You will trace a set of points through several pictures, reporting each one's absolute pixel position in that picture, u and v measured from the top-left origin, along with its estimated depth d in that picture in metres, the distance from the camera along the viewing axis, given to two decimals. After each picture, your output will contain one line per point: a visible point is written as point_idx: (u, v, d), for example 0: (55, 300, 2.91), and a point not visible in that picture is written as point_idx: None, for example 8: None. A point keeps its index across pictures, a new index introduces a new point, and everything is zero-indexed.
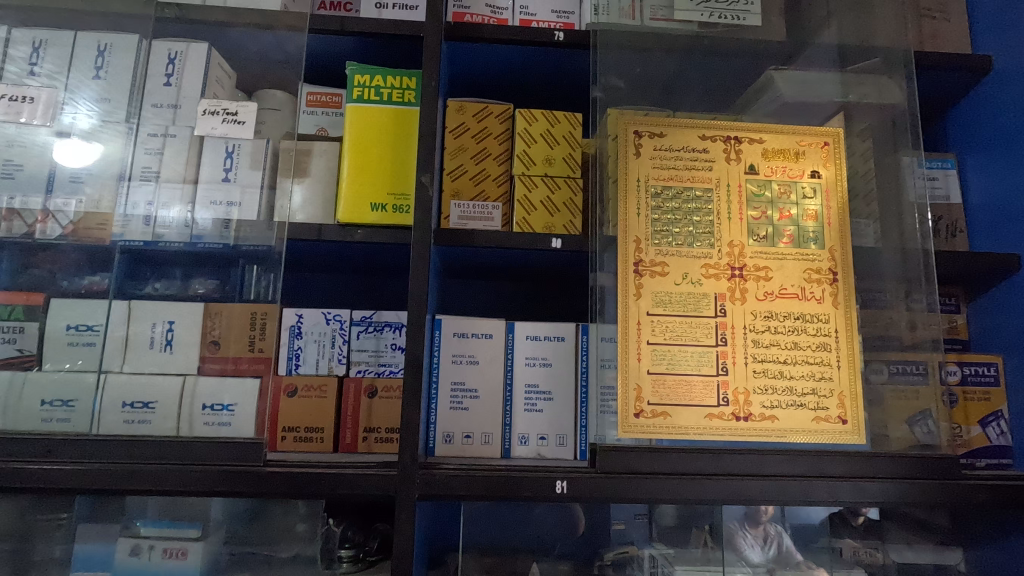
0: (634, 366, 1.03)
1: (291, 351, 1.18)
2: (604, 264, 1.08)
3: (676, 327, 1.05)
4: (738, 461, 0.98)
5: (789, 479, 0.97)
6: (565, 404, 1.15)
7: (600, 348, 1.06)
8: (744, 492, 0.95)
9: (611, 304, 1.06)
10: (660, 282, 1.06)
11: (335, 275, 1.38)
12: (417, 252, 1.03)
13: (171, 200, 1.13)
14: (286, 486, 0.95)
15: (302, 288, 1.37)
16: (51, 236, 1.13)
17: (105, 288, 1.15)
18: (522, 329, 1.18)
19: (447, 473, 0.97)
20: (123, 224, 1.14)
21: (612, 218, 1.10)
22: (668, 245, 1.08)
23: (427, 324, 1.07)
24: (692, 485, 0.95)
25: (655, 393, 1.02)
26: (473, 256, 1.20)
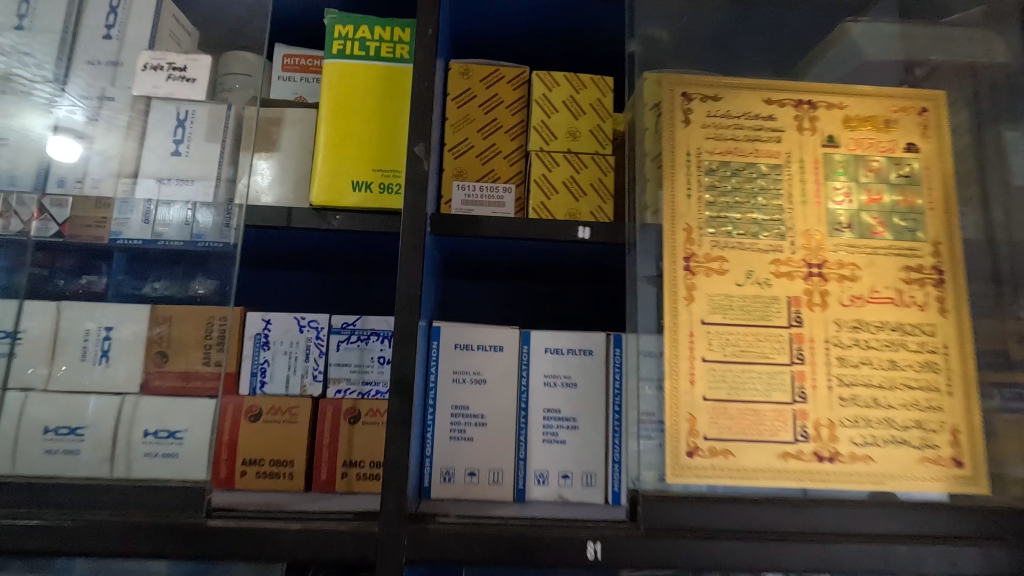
0: (686, 390, 0.80)
1: (255, 366, 0.95)
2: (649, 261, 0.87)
3: (738, 340, 0.82)
4: (823, 516, 0.76)
5: (892, 543, 0.74)
6: (593, 434, 0.93)
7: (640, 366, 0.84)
8: (834, 560, 0.73)
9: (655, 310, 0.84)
10: (717, 282, 0.83)
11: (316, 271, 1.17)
12: (408, 242, 0.81)
13: (176, 195, 0.90)
14: (233, 547, 0.71)
15: (276, 289, 1.16)
16: (49, 235, 0.89)
17: (102, 290, 0.98)
18: (539, 340, 0.95)
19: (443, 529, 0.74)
20: (122, 220, 0.89)
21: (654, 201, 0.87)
22: (727, 236, 0.85)
23: (421, 334, 0.85)
24: (765, 550, 0.73)
25: (714, 425, 0.80)
26: (480, 249, 0.98)
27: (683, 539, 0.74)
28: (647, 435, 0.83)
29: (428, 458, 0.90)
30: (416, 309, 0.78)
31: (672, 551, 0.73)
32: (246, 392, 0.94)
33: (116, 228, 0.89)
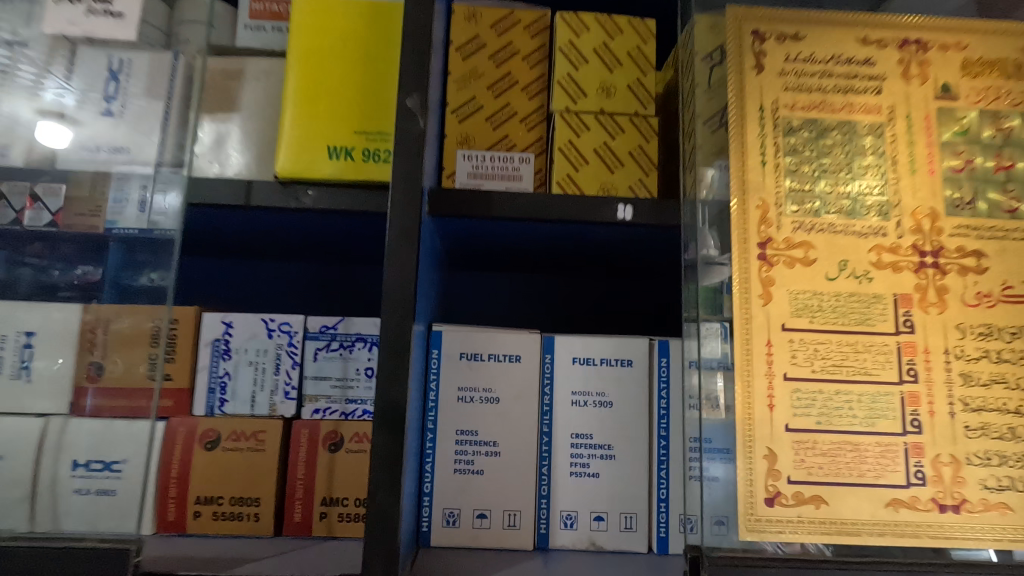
0: (763, 418, 0.61)
1: (213, 380, 0.76)
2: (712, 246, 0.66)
3: (832, 352, 0.62)
4: None
5: None
6: (633, 466, 0.74)
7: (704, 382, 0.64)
8: None
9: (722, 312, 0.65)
10: (801, 275, 0.64)
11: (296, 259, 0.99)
12: (396, 224, 0.62)
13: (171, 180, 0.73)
14: None
15: (250, 280, 0.99)
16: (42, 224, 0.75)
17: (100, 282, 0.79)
18: (565, 348, 0.77)
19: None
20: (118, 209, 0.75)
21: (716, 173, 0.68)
22: (813, 216, 0.65)
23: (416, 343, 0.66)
24: None
25: (801, 464, 0.61)
26: (491, 234, 0.79)
27: None
28: (709, 473, 0.65)
29: (426, 495, 0.72)
30: (409, 312, 0.59)
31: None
32: (202, 413, 0.76)
33: (114, 218, 0.75)
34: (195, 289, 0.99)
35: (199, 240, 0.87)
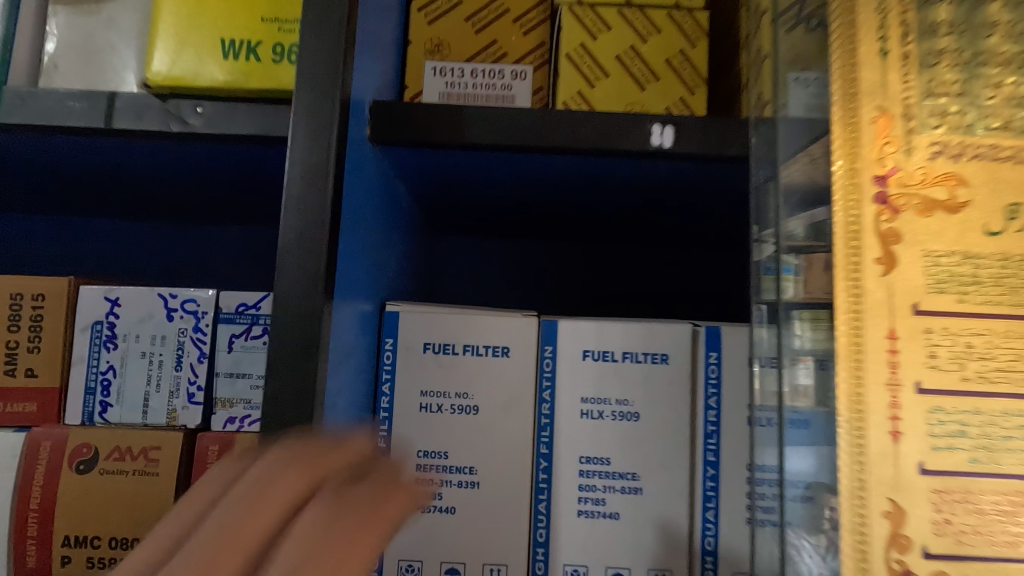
0: (882, 453, 0.39)
1: (92, 379, 0.56)
2: (788, 202, 0.46)
3: (994, 348, 0.39)
4: None
5: None
6: (667, 505, 0.53)
7: (791, 375, 0.44)
8: None
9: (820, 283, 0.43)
10: (944, 228, 0.41)
11: (241, 214, 0.79)
12: (300, 141, 0.38)
13: None
14: None
15: (210, 251, 0.88)
16: None
17: None
18: (572, 338, 0.54)
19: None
20: None
21: (793, 90, 0.46)
22: (962, 134, 0.41)
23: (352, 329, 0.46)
24: None
25: (942, 530, 0.38)
26: (471, 177, 0.57)
27: None
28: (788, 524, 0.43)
29: None
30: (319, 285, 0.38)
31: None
32: (78, 421, 0.56)
33: None
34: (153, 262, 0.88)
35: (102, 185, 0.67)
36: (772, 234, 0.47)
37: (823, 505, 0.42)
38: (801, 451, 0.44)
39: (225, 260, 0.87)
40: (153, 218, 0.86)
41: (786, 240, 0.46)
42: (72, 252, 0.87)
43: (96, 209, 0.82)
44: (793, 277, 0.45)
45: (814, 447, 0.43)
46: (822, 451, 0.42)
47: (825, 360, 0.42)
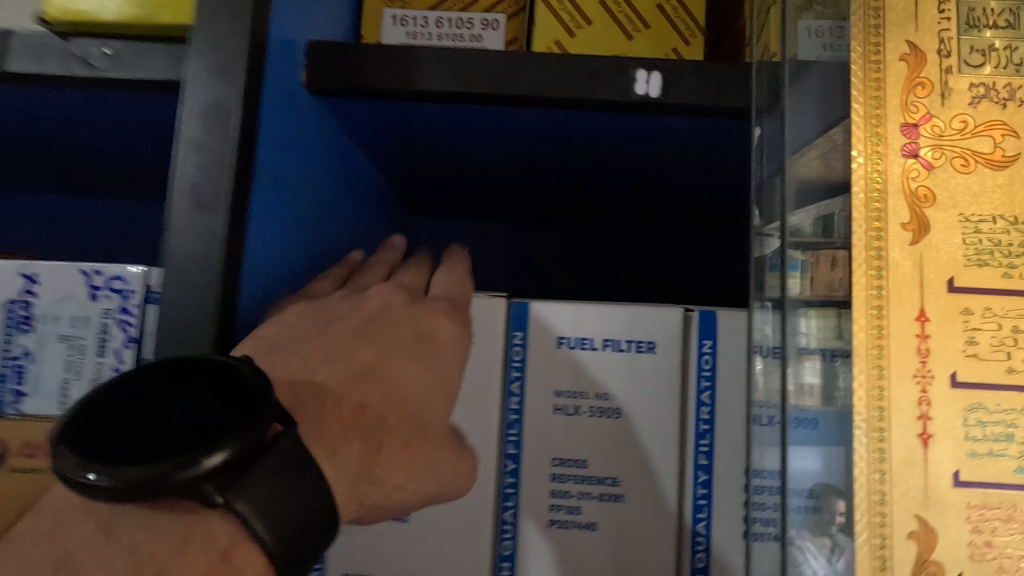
0: (906, 460, 0.32)
1: (4, 364, 0.50)
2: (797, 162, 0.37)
3: None
4: None
5: None
6: (652, 516, 0.46)
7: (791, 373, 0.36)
8: None
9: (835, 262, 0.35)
10: (987, 186, 0.33)
11: None
12: (201, 75, 0.32)
13: None
14: None
15: None
16: None
17: None
18: (546, 322, 0.47)
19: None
20: None
21: (801, 41, 0.37)
22: (1012, 74, 0.34)
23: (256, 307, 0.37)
24: None
25: (980, 556, 0.31)
26: (434, 137, 0.50)
27: None
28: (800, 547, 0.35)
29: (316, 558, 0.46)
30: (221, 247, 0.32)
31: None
32: None
33: None
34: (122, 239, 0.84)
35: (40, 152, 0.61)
36: (778, 228, 0.37)
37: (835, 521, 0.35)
38: (809, 457, 0.35)
39: None
40: (117, 191, 0.81)
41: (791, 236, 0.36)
42: (34, 228, 0.83)
43: (51, 180, 0.77)
44: (799, 275, 0.36)
45: (825, 453, 0.35)
46: (836, 458, 0.34)
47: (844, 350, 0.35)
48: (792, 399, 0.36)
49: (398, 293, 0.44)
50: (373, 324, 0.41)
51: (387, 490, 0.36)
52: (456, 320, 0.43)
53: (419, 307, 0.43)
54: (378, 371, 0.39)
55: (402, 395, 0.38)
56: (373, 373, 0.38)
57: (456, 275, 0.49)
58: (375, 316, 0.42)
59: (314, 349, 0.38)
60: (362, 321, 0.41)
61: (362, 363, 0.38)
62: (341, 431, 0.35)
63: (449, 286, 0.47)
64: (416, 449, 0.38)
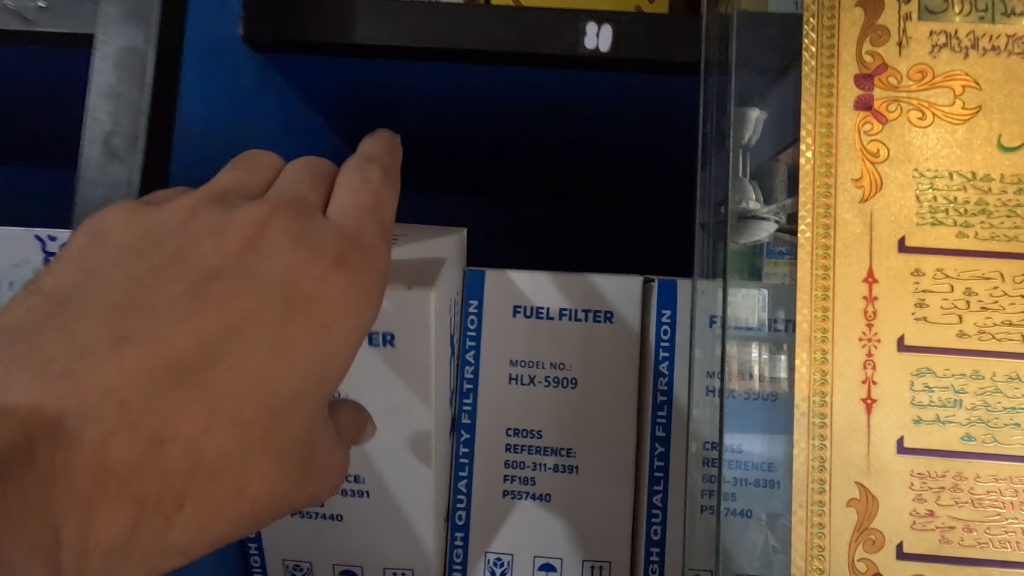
0: (849, 428, 0.31)
1: None
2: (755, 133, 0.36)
3: (1000, 298, 0.31)
4: None
5: None
6: (608, 488, 0.45)
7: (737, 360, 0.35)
8: None
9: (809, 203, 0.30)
10: (943, 140, 0.32)
11: None
12: (113, 19, 0.30)
13: None
14: None
15: None
16: None
17: None
18: (502, 291, 0.46)
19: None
20: None
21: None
22: (975, 23, 0.32)
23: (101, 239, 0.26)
24: None
25: (922, 524, 0.30)
26: (389, 98, 0.48)
27: None
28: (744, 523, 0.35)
29: (253, 541, 0.47)
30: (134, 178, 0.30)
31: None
32: None
33: None
34: None
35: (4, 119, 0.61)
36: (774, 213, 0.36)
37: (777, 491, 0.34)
38: (755, 442, 0.35)
39: None
40: None
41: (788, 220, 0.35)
42: None
43: None
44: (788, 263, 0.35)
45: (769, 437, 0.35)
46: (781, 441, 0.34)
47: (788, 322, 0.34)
48: (733, 378, 0.35)
49: (267, 221, 0.27)
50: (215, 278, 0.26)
51: (205, 541, 0.26)
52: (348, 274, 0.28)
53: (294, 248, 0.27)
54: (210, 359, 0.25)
55: (242, 412, 0.25)
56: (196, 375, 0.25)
57: (368, 182, 0.30)
58: (214, 269, 0.26)
59: (140, 341, 0.24)
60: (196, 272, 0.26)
61: (194, 359, 0.25)
62: (114, 493, 0.23)
63: (354, 213, 0.29)
64: (246, 477, 0.26)
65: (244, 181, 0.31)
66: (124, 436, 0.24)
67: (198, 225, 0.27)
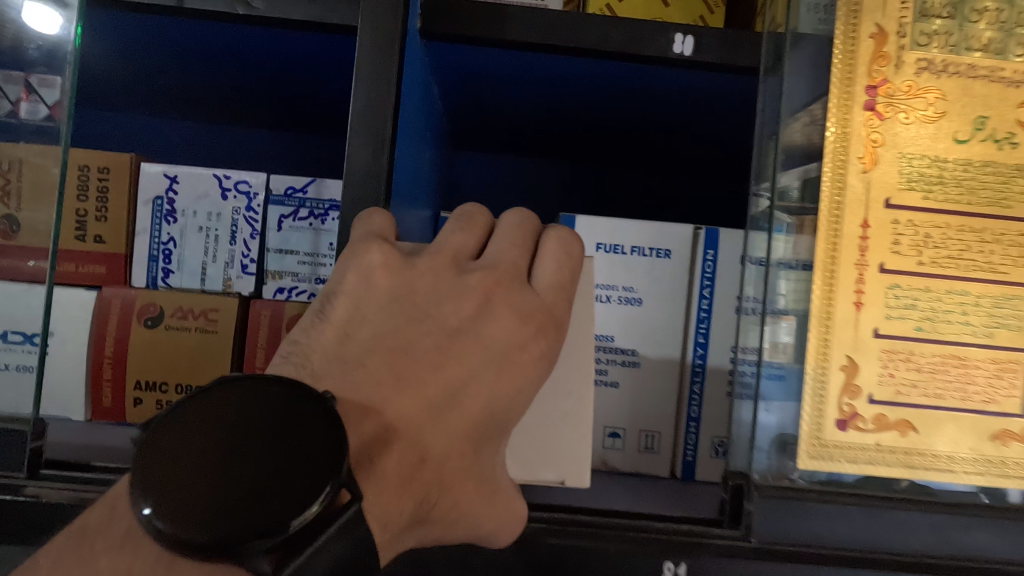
0: (846, 319, 0.47)
1: (155, 246, 0.62)
2: (788, 121, 0.50)
3: (948, 239, 0.47)
4: None
5: None
6: (663, 381, 0.61)
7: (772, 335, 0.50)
8: None
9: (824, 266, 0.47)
10: (920, 132, 0.47)
11: (280, 110, 0.87)
12: (380, 70, 0.46)
13: None
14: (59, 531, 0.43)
15: (244, 149, 1.00)
16: None
17: None
18: (588, 232, 0.61)
19: (427, 542, 0.45)
20: None
21: (805, 15, 0.50)
22: (947, 53, 0.47)
23: (402, 305, 0.45)
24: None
25: (887, 381, 0.46)
26: (503, 77, 0.62)
27: (821, 561, 0.46)
28: (757, 431, 0.49)
29: None
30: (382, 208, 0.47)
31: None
32: (142, 283, 0.63)
33: None
34: (199, 156, 0.99)
35: (160, 74, 0.73)
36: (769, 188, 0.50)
37: (792, 381, 0.48)
38: (772, 414, 0.49)
39: (264, 160, 1.00)
40: (199, 113, 0.94)
41: (780, 200, 0.50)
42: (125, 141, 0.97)
43: (146, 103, 0.91)
44: (785, 236, 0.50)
45: (783, 413, 0.49)
46: (790, 414, 0.48)
47: (803, 261, 0.49)
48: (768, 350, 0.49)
49: (495, 296, 0.45)
50: (465, 337, 0.45)
51: None
52: (545, 340, 0.45)
53: (513, 322, 0.45)
54: (455, 397, 0.43)
55: (468, 402, 0.44)
56: (450, 404, 0.43)
57: (567, 261, 0.47)
58: (463, 333, 0.45)
59: (434, 382, 0.43)
60: (450, 328, 0.45)
61: (435, 397, 0.43)
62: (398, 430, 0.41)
63: (553, 290, 0.46)
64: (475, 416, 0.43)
65: (463, 236, 0.49)
66: (398, 406, 0.42)
67: (454, 295, 0.45)
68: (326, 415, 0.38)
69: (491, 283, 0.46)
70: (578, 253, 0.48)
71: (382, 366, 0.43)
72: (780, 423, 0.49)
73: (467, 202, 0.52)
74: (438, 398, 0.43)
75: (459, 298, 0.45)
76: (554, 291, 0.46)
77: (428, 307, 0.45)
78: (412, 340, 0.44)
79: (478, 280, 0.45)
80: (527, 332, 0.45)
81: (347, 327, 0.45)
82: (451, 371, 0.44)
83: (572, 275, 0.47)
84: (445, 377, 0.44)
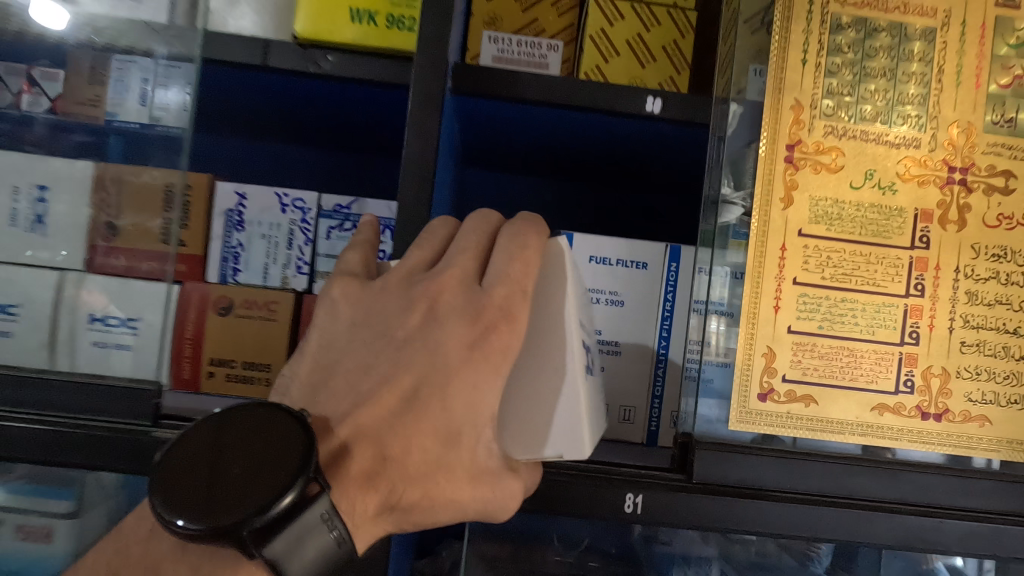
0: (768, 319, 0.63)
1: (227, 250, 0.77)
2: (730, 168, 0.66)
3: (842, 261, 0.63)
4: (910, 480, 0.63)
5: (984, 520, 0.62)
6: (636, 366, 0.77)
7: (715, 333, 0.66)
8: (918, 531, 0.61)
9: (751, 279, 0.63)
10: (825, 181, 0.63)
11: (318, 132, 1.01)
12: (425, 125, 0.61)
13: None
14: None
15: (280, 163, 1.13)
16: None
17: None
18: (581, 246, 0.77)
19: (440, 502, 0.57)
20: None
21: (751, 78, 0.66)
22: (848, 122, 0.64)
23: (375, 317, 0.57)
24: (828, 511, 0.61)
25: (796, 364, 0.63)
26: (512, 121, 0.77)
27: (743, 496, 0.61)
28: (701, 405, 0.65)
29: None
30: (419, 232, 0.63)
31: (716, 513, 0.61)
32: (215, 279, 0.77)
33: None
34: (241, 167, 1.12)
35: (226, 104, 0.87)
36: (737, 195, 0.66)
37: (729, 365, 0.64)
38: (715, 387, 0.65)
39: (297, 172, 1.14)
40: (244, 130, 1.08)
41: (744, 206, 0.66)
42: None
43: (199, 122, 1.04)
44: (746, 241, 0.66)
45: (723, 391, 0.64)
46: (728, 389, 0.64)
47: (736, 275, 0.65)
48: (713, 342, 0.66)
49: (442, 302, 0.56)
50: (419, 338, 0.56)
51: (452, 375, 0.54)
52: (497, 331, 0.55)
53: (456, 323, 0.55)
54: (422, 384, 0.55)
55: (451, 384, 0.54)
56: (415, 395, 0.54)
57: (511, 257, 0.56)
58: (418, 335, 0.56)
59: (408, 372, 0.55)
60: (409, 333, 0.56)
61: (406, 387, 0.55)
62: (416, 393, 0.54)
63: (496, 284, 0.56)
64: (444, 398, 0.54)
65: (425, 251, 0.60)
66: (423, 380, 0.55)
67: (408, 306, 0.56)
68: (296, 424, 0.51)
69: (435, 292, 0.56)
70: (526, 243, 0.57)
71: (362, 367, 0.56)
72: (719, 397, 0.65)
73: (434, 220, 0.63)
74: (426, 378, 0.55)
75: (416, 307, 0.56)
76: (500, 282, 0.56)
77: (388, 319, 0.57)
78: (380, 346, 0.56)
79: (422, 291, 0.57)
80: (469, 328, 0.55)
81: (335, 340, 0.58)
82: (410, 367, 0.55)
83: (518, 266, 0.56)
84: (417, 365, 0.55)
